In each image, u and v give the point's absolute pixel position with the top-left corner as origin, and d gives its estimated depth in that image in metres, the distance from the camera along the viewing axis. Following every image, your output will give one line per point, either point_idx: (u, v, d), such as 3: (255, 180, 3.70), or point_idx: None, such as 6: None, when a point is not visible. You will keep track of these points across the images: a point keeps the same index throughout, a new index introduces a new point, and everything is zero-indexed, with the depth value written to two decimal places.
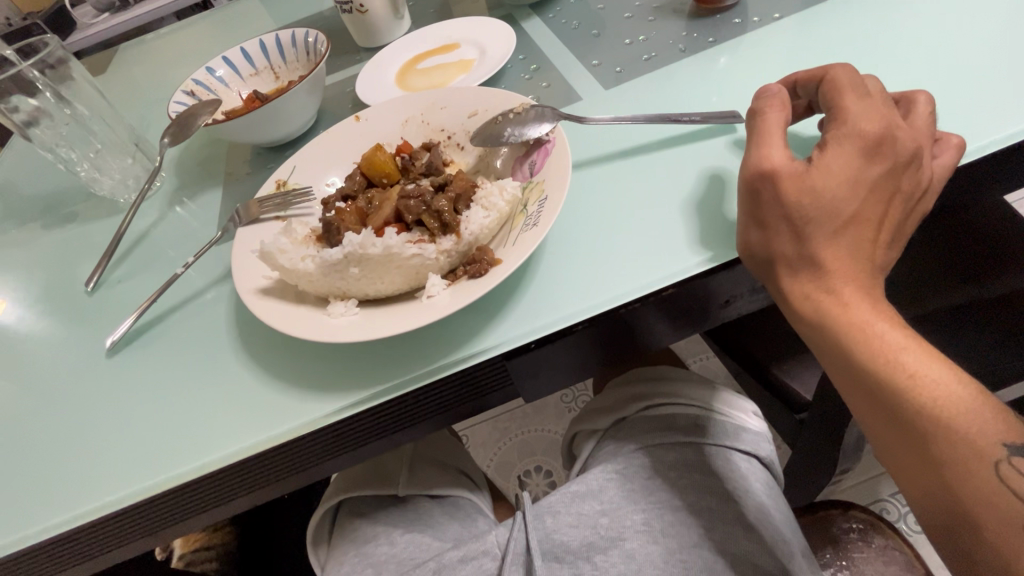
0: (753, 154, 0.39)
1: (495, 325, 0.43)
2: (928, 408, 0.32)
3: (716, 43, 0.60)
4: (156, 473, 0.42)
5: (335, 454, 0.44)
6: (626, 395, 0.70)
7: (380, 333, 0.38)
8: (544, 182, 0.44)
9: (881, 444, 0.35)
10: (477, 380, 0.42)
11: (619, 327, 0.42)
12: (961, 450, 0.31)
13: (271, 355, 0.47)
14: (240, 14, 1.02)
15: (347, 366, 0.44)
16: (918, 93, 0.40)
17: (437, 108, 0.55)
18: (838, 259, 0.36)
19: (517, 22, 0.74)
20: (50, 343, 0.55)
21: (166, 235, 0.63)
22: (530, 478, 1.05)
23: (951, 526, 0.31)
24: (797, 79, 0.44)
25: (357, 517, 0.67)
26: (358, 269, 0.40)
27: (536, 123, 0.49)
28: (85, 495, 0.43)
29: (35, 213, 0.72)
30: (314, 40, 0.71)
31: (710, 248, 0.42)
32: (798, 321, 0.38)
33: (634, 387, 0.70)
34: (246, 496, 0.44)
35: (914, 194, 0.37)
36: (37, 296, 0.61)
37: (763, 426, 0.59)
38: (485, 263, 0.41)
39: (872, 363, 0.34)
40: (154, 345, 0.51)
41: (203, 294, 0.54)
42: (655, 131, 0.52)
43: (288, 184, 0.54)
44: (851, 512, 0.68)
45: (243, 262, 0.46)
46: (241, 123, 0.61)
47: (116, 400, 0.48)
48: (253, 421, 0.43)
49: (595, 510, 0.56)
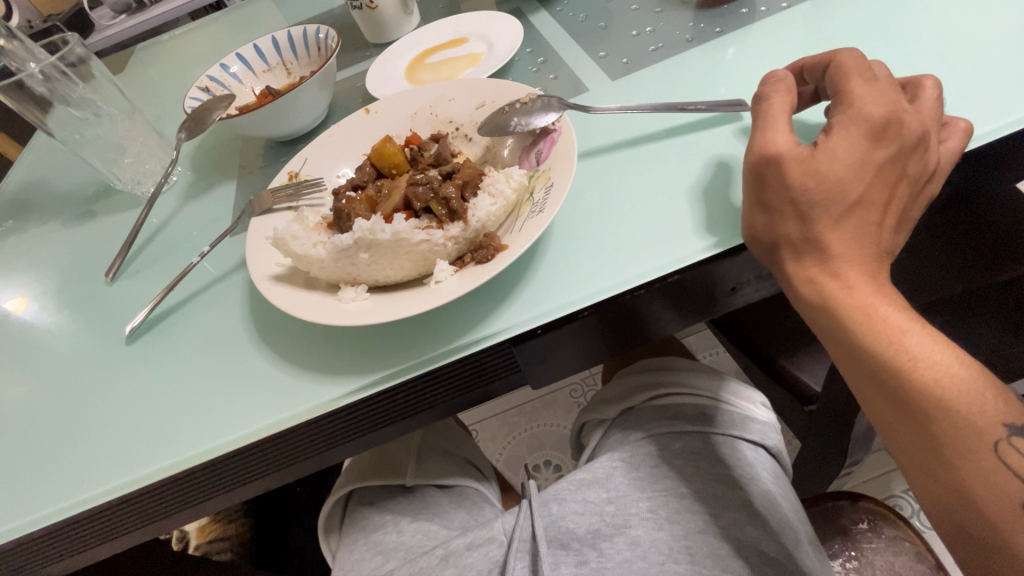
0: (759, 139, 0.39)
1: (501, 311, 0.43)
2: (931, 391, 0.32)
3: (723, 33, 0.61)
4: (173, 455, 0.44)
5: (347, 438, 0.45)
6: (634, 386, 0.71)
7: (389, 317, 0.39)
8: (550, 170, 0.45)
9: (881, 425, 0.35)
10: (484, 365, 0.43)
11: (624, 313, 0.42)
12: (962, 432, 0.32)
13: (283, 341, 0.48)
14: (254, 14, 1.03)
15: (357, 351, 0.45)
16: (926, 76, 0.40)
17: (445, 100, 0.56)
18: (843, 243, 0.36)
19: (525, 16, 0.75)
20: (72, 333, 0.57)
21: (182, 228, 0.64)
22: (540, 472, 1.05)
23: (950, 506, 0.32)
24: (804, 65, 0.44)
25: (367, 506, 0.68)
26: (368, 255, 0.41)
27: (542, 113, 0.49)
28: (104, 476, 0.44)
29: (57, 208, 0.74)
30: (324, 35, 0.72)
31: (716, 233, 0.42)
32: (801, 305, 0.38)
33: (642, 377, 0.71)
34: (261, 479, 0.46)
35: (921, 178, 0.37)
36: (60, 288, 0.63)
37: (770, 417, 0.60)
38: (492, 249, 0.42)
39: (875, 345, 0.34)
40: (170, 333, 0.53)
41: (218, 283, 0.55)
42: (662, 121, 0.52)
43: (300, 176, 0.55)
44: (860, 503, 0.67)
45: (257, 250, 0.47)
46: (254, 117, 0.62)
47: (134, 385, 0.50)
48: (267, 405, 0.44)
49: (601, 498, 0.56)
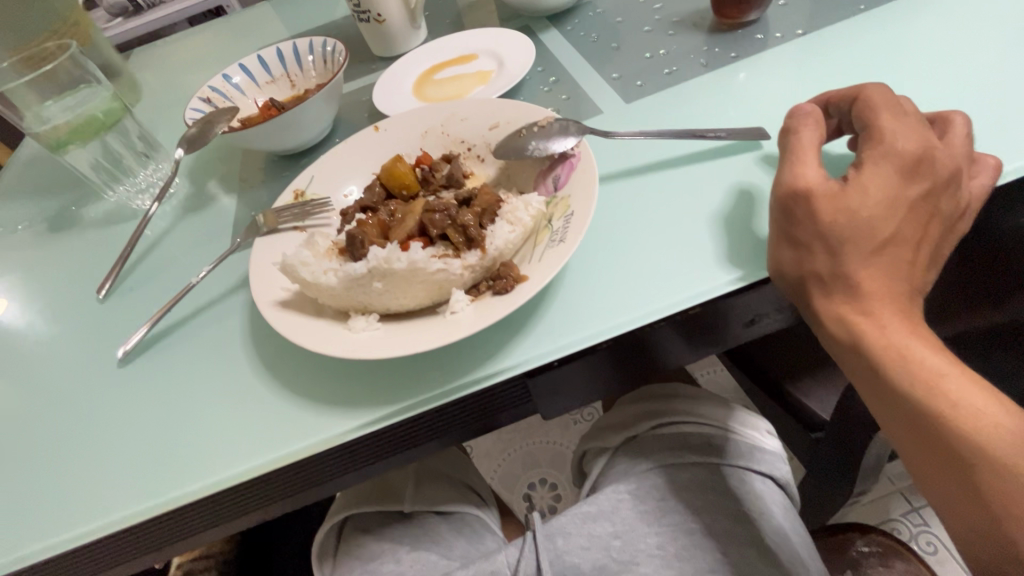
0: (787, 173, 0.38)
1: (517, 342, 0.42)
2: (975, 441, 0.31)
3: (738, 59, 0.60)
4: (167, 490, 0.41)
5: (352, 469, 0.43)
6: (635, 414, 0.68)
7: (403, 351, 0.37)
8: (570, 197, 0.43)
9: (922, 474, 0.34)
10: (498, 398, 0.41)
11: (641, 347, 0.41)
12: (1015, 489, 0.30)
13: (287, 368, 0.46)
14: (255, 20, 1.02)
15: (365, 382, 0.43)
16: (954, 113, 0.39)
17: (457, 120, 0.54)
18: (876, 283, 0.35)
19: (535, 34, 0.74)
20: (59, 353, 0.55)
21: (177, 244, 0.62)
22: (535, 491, 1.03)
23: (999, 563, 0.31)
24: (829, 99, 0.42)
25: (363, 533, 0.66)
26: (382, 284, 0.39)
27: (560, 137, 0.48)
28: (94, 513, 0.42)
29: (46, 218, 0.72)
30: (332, 48, 0.70)
31: (740, 266, 0.41)
32: (832, 343, 0.37)
33: (645, 404, 0.68)
34: (260, 510, 0.43)
35: (952, 216, 0.37)
36: (48, 305, 0.60)
37: (779, 446, 0.57)
38: (511, 279, 0.40)
39: (913, 390, 0.33)
40: (164, 356, 0.50)
41: (216, 304, 0.53)
42: (679, 147, 0.51)
43: (306, 195, 0.53)
44: (870, 535, 0.66)
45: (262, 274, 0.45)
46: (258, 131, 0.60)
47: (126, 412, 0.47)
48: (270, 436, 0.42)
49: (606, 532, 0.54)
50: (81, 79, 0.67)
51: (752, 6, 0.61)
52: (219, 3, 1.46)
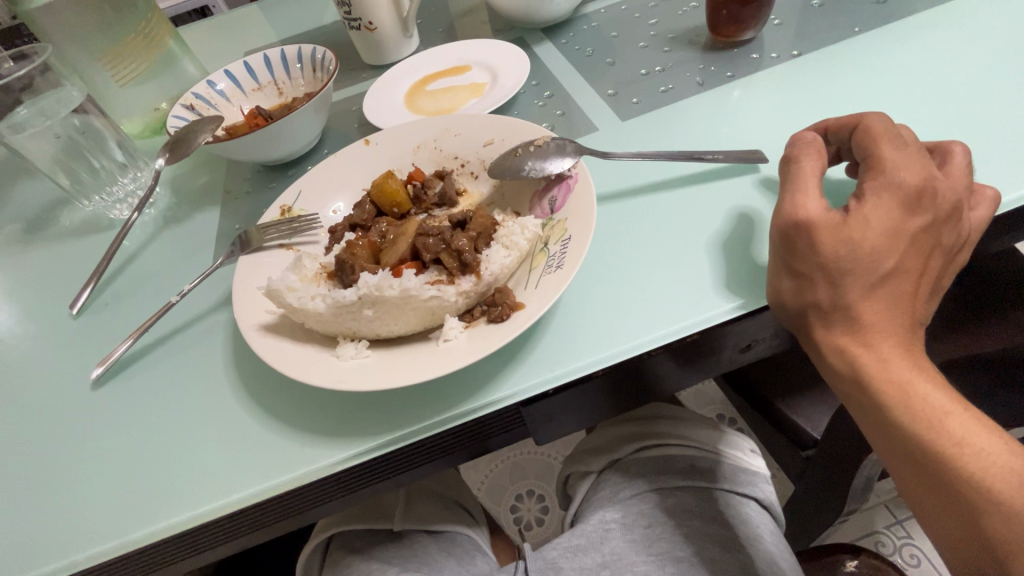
0: (788, 203, 0.37)
1: (511, 371, 0.40)
2: (981, 484, 0.31)
3: (734, 78, 0.60)
4: (141, 525, 0.39)
5: (336, 498, 0.41)
6: (620, 436, 0.67)
7: (394, 382, 0.35)
8: (567, 220, 0.42)
9: (926, 515, 0.34)
10: (491, 427, 0.40)
11: (637, 375, 0.40)
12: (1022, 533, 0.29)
13: (271, 394, 0.44)
14: (241, 22, 0.99)
15: (352, 412, 0.41)
16: (954, 143, 0.39)
17: (450, 135, 0.53)
18: (877, 316, 0.35)
19: (529, 46, 0.73)
20: (28, 374, 0.52)
21: (157, 257, 0.60)
22: (522, 503, 1.02)
23: None
24: (828, 126, 0.42)
25: (351, 553, 0.64)
26: (373, 312, 0.38)
27: (558, 157, 0.46)
28: (56, 552, 0.39)
29: (18, 228, 0.68)
30: (321, 56, 0.69)
31: (741, 294, 0.40)
32: (832, 375, 0.36)
33: (628, 427, 0.67)
34: (237, 541, 0.41)
35: (953, 248, 0.36)
36: (16, 322, 0.57)
37: (764, 467, 0.58)
38: (508, 307, 0.39)
39: (916, 427, 0.33)
40: (140, 380, 0.48)
41: (197, 324, 0.51)
42: (676, 168, 0.51)
43: (293, 211, 0.51)
44: (860, 557, 0.66)
45: (244, 297, 0.43)
46: (243, 141, 0.58)
47: (98, 440, 0.45)
48: (251, 467, 0.40)
49: (596, 563, 0.53)
50: (58, 83, 0.64)
51: (749, 25, 0.61)
52: (205, 2, 1.41)
